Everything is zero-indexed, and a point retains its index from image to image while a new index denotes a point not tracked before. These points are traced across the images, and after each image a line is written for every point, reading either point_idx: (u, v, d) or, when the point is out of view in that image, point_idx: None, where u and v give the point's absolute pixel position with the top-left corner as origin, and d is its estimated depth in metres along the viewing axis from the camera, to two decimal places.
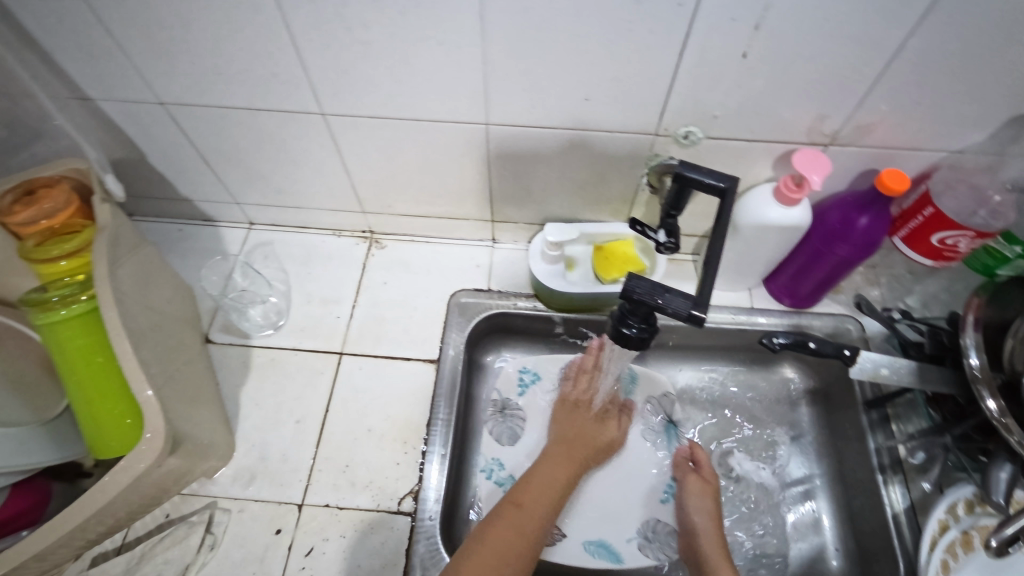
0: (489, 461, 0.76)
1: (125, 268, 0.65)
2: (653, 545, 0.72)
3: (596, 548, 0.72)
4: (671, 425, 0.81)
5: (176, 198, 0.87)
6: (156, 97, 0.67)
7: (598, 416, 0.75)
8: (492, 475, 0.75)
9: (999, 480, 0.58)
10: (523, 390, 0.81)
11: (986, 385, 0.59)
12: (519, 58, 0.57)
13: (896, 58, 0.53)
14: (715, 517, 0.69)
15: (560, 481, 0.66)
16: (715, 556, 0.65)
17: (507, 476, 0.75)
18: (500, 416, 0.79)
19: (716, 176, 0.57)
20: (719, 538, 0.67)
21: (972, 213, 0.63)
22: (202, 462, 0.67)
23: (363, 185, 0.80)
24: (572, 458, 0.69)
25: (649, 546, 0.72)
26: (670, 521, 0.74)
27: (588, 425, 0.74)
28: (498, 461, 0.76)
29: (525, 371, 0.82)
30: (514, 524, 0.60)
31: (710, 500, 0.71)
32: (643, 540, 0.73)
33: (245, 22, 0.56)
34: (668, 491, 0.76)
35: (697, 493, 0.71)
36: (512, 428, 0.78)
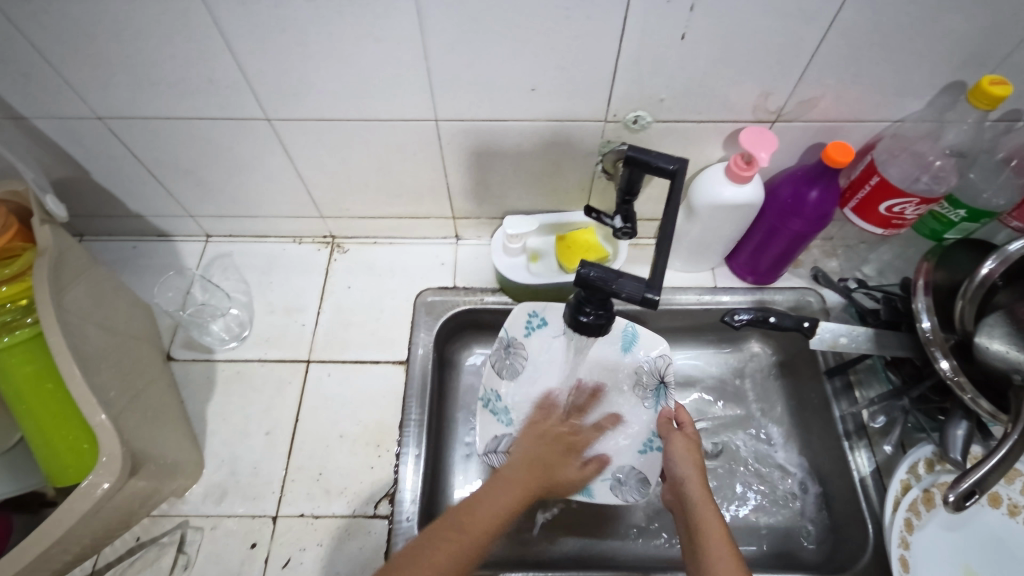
0: (486, 390, 0.72)
1: (76, 290, 0.63)
2: (624, 488, 0.69)
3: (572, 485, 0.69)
4: (662, 387, 0.71)
5: (127, 215, 0.85)
6: (93, 113, 0.66)
7: (565, 452, 0.70)
8: (489, 404, 0.72)
9: (956, 438, 0.60)
10: (529, 331, 0.73)
11: (938, 345, 0.60)
12: (460, 52, 0.56)
13: (830, 33, 0.54)
14: (699, 470, 0.63)
15: (505, 499, 0.59)
16: (703, 506, 0.58)
17: (502, 406, 0.73)
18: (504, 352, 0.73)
19: (665, 159, 0.57)
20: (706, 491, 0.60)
21: (915, 179, 0.64)
22: (170, 481, 0.66)
23: (318, 189, 0.79)
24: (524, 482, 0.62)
25: (620, 488, 0.69)
26: (643, 470, 0.70)
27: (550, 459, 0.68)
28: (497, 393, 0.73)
29: (535, 314, 0.73)
30: (465, 529, 0.54)
31: (693, 456, 0.64)
32: (614, 482, 0.69)
33: (176, 30, 0.55)
34: (648, 445, 0.70)
35: (681, 451, 0.65)
36: (514, 364, 0.74)
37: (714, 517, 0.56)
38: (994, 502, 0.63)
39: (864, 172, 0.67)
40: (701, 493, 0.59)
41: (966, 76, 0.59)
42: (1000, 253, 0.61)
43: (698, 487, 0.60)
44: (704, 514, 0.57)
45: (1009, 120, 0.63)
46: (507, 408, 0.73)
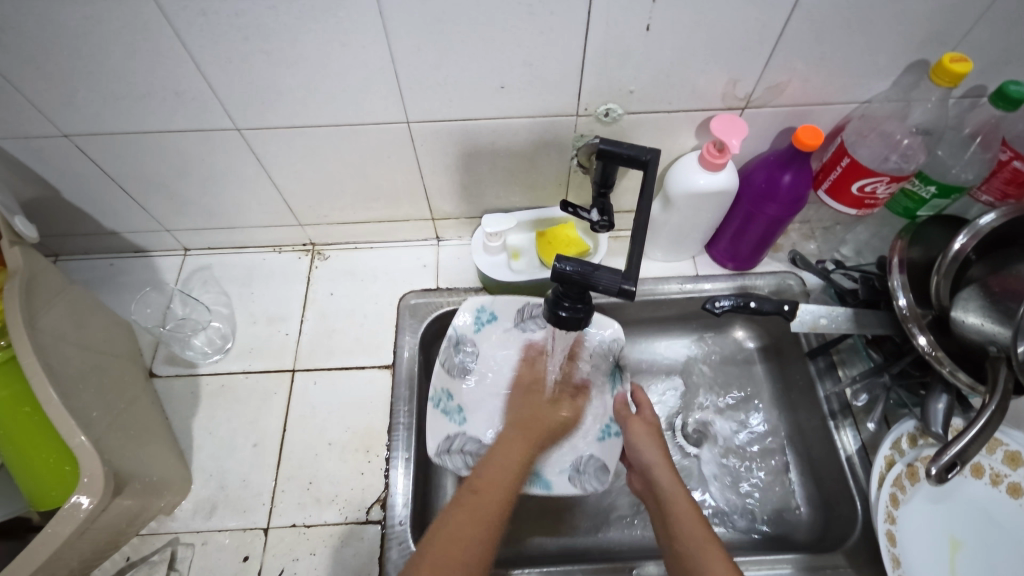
0: (437, 390, 0.72)
1: (52, 311, 0.63)
2: (583, 478, 0.69)
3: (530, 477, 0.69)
4: (617, 371, 0.74)
5: (102, 232, 0.84)
6: (59, 131, 0.65)
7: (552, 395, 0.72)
8: (440, 405, 0.72)
9: (937, 412, 0.61)
10: (478, 327, 0.76)
11: (915, 322, 0.61)
12: (427, 52, 0.56)
13: (792, 18, 0.55)
14: (663, 453, 0.64)
15: (518, 464, 0.62)
16: (673, 493, 0.59)
17: (454, 406, 0.73)
18: (454, 350, 0.74)
19: (636, 150, 0.57)
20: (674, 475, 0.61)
21: (884, 159, 0.65)
22: (159, 499, 0.66)
23: (294, 197, 0.78)
24: (527, 439, 0.66)
25: (579, 478, 0.69)
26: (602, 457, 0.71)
27: (543, 407, 0.71)
28: (448, 393, 0.73)
29: (483, 308, 0.76)
30: (472, 507, 0.55)
31: (655, 440, 0.65)
32: (573, 472, 0.70)
33: (137, 43, 0.54)
34: (606, 431, 0.72)
35: (644, 435, 0.65)
36: (466, 362, 0.75)
37: (686, 505, 0.57)
38: (977, 472, 0.64)
39: (834, 154, 0.67)
40: (670, 479, 0.60)
41: (928, 54, 0.59)
42: (971, 227, 0.62)
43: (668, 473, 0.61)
44: (675, 501, 0.58)
45: (973, 96, 0.64)
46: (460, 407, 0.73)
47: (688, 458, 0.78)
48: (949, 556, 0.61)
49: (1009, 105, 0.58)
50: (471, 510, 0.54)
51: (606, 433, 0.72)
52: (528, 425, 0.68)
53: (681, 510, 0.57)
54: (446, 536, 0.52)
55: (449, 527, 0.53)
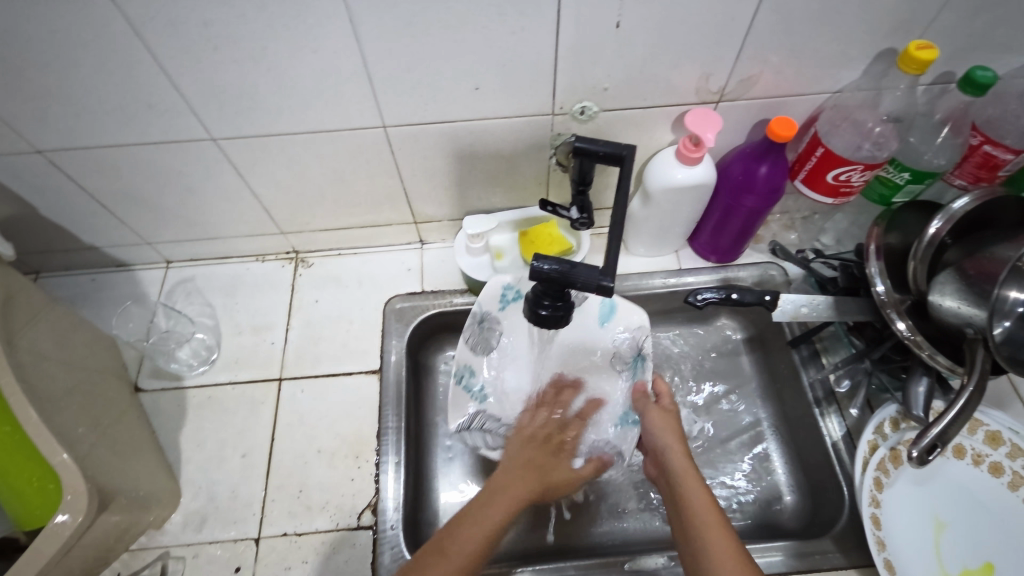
0: (460, 367, 0.73)
1: (32, 329, 0.62)
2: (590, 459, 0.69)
3: None
4: (640, 358, 0.71)
5: (82, 248, 0.83)
6: (32, 147, 0.64)
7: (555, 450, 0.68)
8: (463, 381, 0.72)
9: (918, 395, 0.62)
10: (504, 305, 0.72)
11: (893, 307, 0.62)
12: (399, 56, 0.56)
13: (760, 12, 0.55)
14: (680, 441, 0.64)
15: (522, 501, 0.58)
16: (687, 478, 0.58)
17: (477, 384, 0.73)
18: (477, 327, 0.72)
19: (611, 146, 0.58)
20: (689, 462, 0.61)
21: (857, 148, 0.66)
22: (147, 514, 0.65)
23: (274, 205, 0.78)
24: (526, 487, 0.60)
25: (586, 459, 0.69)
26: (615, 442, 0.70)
27: (550, 458, 0.66)
28: (470, 369, 0.73)
29: (510, 287, 0.72)
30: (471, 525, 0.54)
31: (673, 428, 0.65)
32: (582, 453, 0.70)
33: (107, 56, 0.54)
34: (623, 418, 0.71)
35: (661, 420, 0.66)
36: (489, 338, 0.73)
37: (697, 489, 0.57)
38: (959, 454, 0.64)
39: (809, 144, 0.68)
40: (685, 465, 0.60)
41: (895, 43, 0.60)
42: (946, 212, 0.62)
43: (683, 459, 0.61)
44: (688, 486, 0.57)
45: (942, 83, 0.65)
46: (483, 385, 0.73)
47: None
48: (933, 537, 0.62)
49: (977, 90, 0.59)
50: (472, 526, 0.54)
51: (623, 420, 0.71)
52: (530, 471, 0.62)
53: (693, 495, 0.56)
54: (438, 548, 0.52)
55: (443, 541, 0.53)
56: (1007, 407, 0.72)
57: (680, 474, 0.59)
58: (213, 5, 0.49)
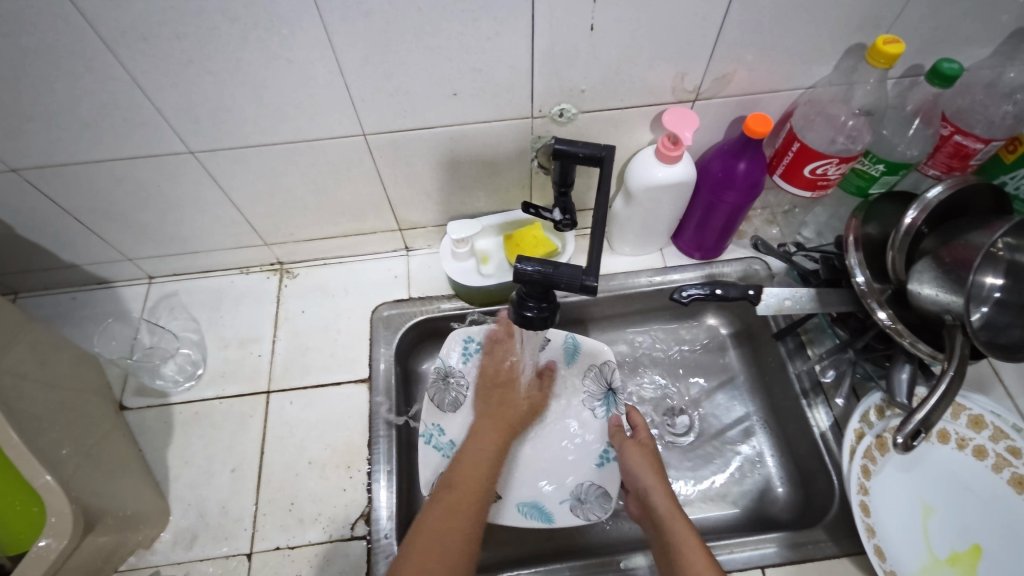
0: (428, 427, 0.72)
1: (12, 349, 0.61)
2: (585, 506, 0.70)
3: (531, 509, 0.70)
4: (610, 393, 0.76)
5: (61, 266, 0.82)
6: (6, 165, 0.63)
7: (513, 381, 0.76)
8: (432, 441, 0.72)
9: (901, 381, 0.63)
10: (466, 358, 0.77)
11: (873, 297, 0.63)
12: (375, 64, 0.56)
13: (731, 11, 0.56)
14: (659, 475, 0.64)
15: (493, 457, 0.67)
16: (671, 520, 0.59)
17: (446, 442, 0.72)
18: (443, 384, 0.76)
19: (591, 147, 0.58)
20: (667, 492, 0.62)
21: (832, 141, 0.67)
22: (135, 533, 0.64)
23: (257, 217, 0.77)
24: (499, 429, 0.70)
25: (582, 507, 0.70)
26: (602, 484, 0.72)
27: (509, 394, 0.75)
28: (439, 427, 0.73)
29: (470, 340, 0.77)
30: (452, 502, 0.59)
31: (654, 464, 0.66)
32: (576, 502, 0.71)
33: (79, 72, 0.53)
34: (604, 455, 0.74)
35: (642, 457, 0.67)
36: (456, 395, 0.75)
37: (680, 524, 0.58)
38: (943, 438, 0.65)
39: (786, 139, 0.69)
40: (664, 500, 0.61)
41: (864, 38, 0.61)
42: (920, 202, 0.63)
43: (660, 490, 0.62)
44: (672, 530, 0.58)
45: (912, 76, 0.67)
46: (452, 442, 0.72)
47: (667, 446, 0.79)
48: (921, 521, 0.63)
49: (944, 82, 0.60)
50: (451, 504, 0.59)
51: (603, 460, 0.73)
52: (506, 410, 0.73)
53: (678, 530, 0.57)
54: (428, 526, 0.56)
55: (430, 520, 0.57)
56: (989, 390, 0.73)
57: (664, 515, 0.60)
58: (186, 18, 0.49)
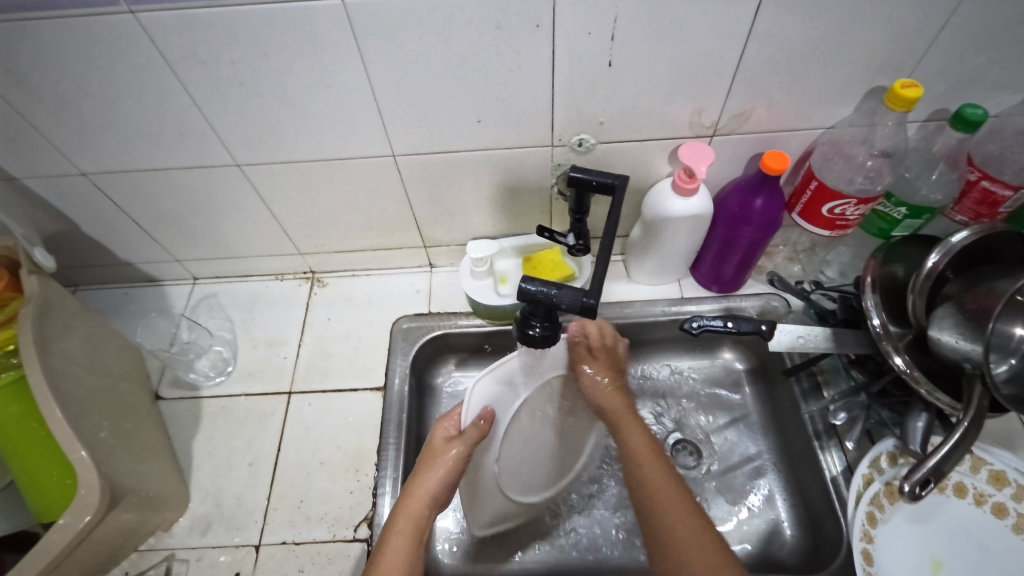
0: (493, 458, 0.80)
1: (67, 336, 0.68)
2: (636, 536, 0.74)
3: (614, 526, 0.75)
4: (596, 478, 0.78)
5: (118, 263, 0.90)
6: (78, 169, 0.70)
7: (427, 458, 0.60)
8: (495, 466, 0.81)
9: (916, 430, 0.61)
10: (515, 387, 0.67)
11: (889, 341, 0.61)
12: (406, 91, 0.61)
13: (746, 51, 0.58)
14: (620, 384, 0.66)
15: None
16: (651, 463, 0.56)
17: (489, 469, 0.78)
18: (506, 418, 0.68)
19: (606, 175, 0.60)
20: (686, 491, 0.53)
21: (851, 181, 0.67)
22: (155, 514, 0.68)
23: (294, 227, 0.83)
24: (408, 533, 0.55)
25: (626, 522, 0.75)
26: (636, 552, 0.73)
27: (427, 474, 0.59)
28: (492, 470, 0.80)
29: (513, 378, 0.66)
30: None
31: (611, 360, 0.68)
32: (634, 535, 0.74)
33: (145, 88, 0.60)
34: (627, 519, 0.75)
35: (591, 353, 0.68)
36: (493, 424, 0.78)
37: (666, 482, 0.54)
38: (959, 491, 0.63)
39: (804, 178, 0.70)
40: (618, 404, 0.63)
41: (884, 81, 0.62)
42: (944, 245, 0.62)
43: (691, 523, 0.50)
44: (652, 472, 0.55)
45: (937, 120, 0.66)
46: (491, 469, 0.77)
47: None
48: None
49: (967, 127, 0.60)
50: None
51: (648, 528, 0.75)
52: (401, 516, 0.57)
53: (671, 519, 0.51)
54: None
55: None
56: (1018, 447, 0.70)
57: (635, 456, 0.57)
58: (241, 45, 0.55)
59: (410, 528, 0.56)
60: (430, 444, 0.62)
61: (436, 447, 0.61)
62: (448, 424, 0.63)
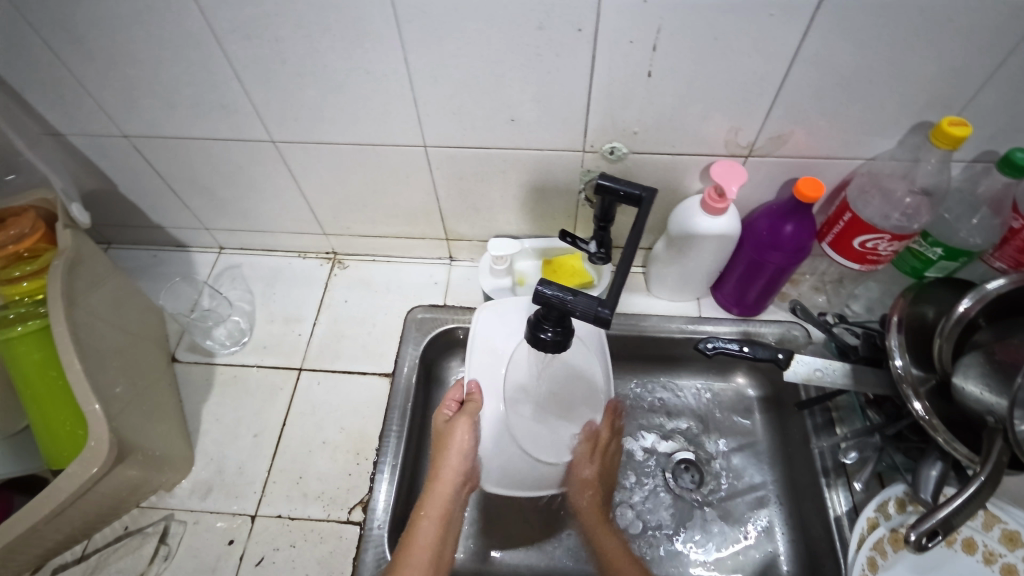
0: None
1: (94, 292, 0.70)
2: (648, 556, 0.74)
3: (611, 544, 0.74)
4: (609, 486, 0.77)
5: (150, 226, 0.92)
6: (120, 131, 0.73)
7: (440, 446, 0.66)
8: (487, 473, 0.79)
9: (929, 478, 0.59)
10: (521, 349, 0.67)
11: (910, 384, 0.59)
12: (443, 84, 0.61)
13: (789, 73, 0.57)
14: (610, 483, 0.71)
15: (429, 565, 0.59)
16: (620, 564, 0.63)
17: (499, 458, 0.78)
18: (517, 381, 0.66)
19: (634, 186, 0.59)
20: None
21: (887, 216, 0.66)
22: (159, 474, 0.70)
23: (320, 207, 0.84)
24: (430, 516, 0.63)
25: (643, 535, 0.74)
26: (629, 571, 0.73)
27: (445, 457, 0.65)
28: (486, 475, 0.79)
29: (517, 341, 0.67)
30: None
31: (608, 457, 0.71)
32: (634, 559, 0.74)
33: (191, 59, 0.61)
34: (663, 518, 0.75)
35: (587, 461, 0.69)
36: None
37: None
38: (968, 547, 0.61)
39: (838, 209, 0.69)
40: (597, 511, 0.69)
41: (932, 116, 0.60)
42: (978, 291, 0.59)
43: None
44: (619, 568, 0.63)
45: (985, 161, 0.64)
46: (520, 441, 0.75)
47: (675, 499, 0.78)
48: None
49: (1015, 172, 0.57)
50: None
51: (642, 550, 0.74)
52: (428, 498, 0.64)
53: None
54: None
55: None
56: None
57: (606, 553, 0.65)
58: (287, 25, 0.56)
59: (438, 510, 0.63)
60: (439, 428, 0.67)
61: (446, 430, 0.66)
62: (451, 409, 0.68)
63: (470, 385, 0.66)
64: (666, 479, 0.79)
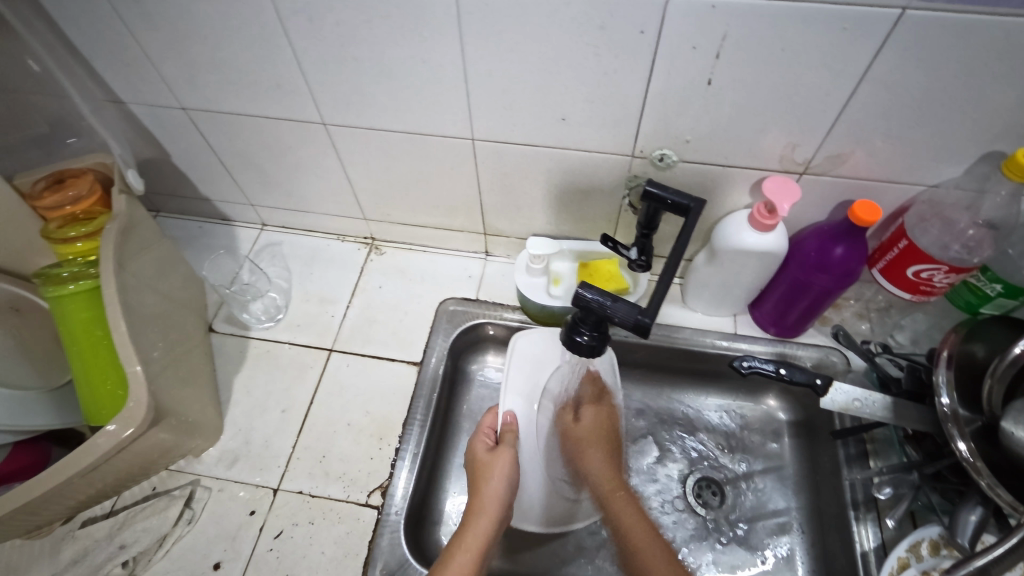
0: None
1: (142, 257, 0.72)
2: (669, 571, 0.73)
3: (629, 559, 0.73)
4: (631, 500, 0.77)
5: (198, 198, 0.95)
6: (179, 103, 0.74)
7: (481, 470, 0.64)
8: None
9: (967, 523, 0.56)
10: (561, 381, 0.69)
11: (956, 424, 0.56)
12: (497, 78, 0.61)
13: (856, 91, 0.55)
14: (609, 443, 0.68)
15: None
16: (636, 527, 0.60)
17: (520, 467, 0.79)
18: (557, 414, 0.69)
19: (681, 196, 0.58)
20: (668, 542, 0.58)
21: (945, 246, 0.63)
22: (189, 439, 0.72)
23: (363, 192, 0.85)
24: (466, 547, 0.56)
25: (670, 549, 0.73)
26: None
27: (488, 479, 0.62)
28: None
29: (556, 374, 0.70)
30: None
31: (600, 429, 0.68)
32: None
33: (254, 37, 0.62)
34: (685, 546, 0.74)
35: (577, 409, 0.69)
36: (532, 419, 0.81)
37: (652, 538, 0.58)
38: None
39: (892, 235, 0.67)
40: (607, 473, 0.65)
41: (1004, 146, 0.57)
42: None
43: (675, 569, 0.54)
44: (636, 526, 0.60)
45: None
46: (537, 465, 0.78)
47: (693, 515, 0.76)
48: None
49: None
50: None
51: None
52: (467, 527, 0.58)
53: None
54: None
55: None
56: None
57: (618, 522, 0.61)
58: (350, 9, 0.56)
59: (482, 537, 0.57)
60: (475, 457, 0.65)
61: (484, 457, 0.65)
62: (487, 439, 0.67)
63: (506, 415, 0.69)
64: (686, 495, 0.78)
